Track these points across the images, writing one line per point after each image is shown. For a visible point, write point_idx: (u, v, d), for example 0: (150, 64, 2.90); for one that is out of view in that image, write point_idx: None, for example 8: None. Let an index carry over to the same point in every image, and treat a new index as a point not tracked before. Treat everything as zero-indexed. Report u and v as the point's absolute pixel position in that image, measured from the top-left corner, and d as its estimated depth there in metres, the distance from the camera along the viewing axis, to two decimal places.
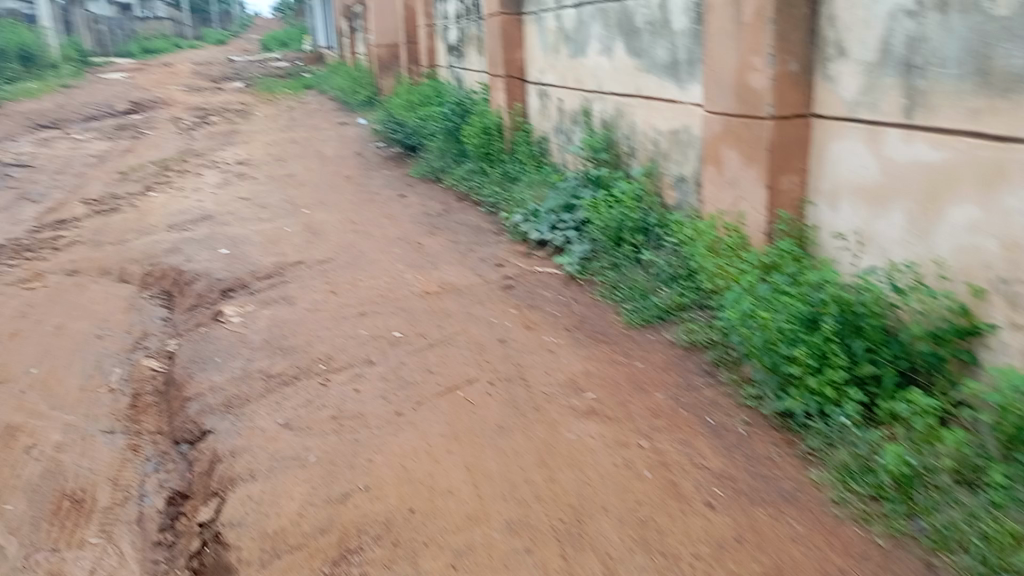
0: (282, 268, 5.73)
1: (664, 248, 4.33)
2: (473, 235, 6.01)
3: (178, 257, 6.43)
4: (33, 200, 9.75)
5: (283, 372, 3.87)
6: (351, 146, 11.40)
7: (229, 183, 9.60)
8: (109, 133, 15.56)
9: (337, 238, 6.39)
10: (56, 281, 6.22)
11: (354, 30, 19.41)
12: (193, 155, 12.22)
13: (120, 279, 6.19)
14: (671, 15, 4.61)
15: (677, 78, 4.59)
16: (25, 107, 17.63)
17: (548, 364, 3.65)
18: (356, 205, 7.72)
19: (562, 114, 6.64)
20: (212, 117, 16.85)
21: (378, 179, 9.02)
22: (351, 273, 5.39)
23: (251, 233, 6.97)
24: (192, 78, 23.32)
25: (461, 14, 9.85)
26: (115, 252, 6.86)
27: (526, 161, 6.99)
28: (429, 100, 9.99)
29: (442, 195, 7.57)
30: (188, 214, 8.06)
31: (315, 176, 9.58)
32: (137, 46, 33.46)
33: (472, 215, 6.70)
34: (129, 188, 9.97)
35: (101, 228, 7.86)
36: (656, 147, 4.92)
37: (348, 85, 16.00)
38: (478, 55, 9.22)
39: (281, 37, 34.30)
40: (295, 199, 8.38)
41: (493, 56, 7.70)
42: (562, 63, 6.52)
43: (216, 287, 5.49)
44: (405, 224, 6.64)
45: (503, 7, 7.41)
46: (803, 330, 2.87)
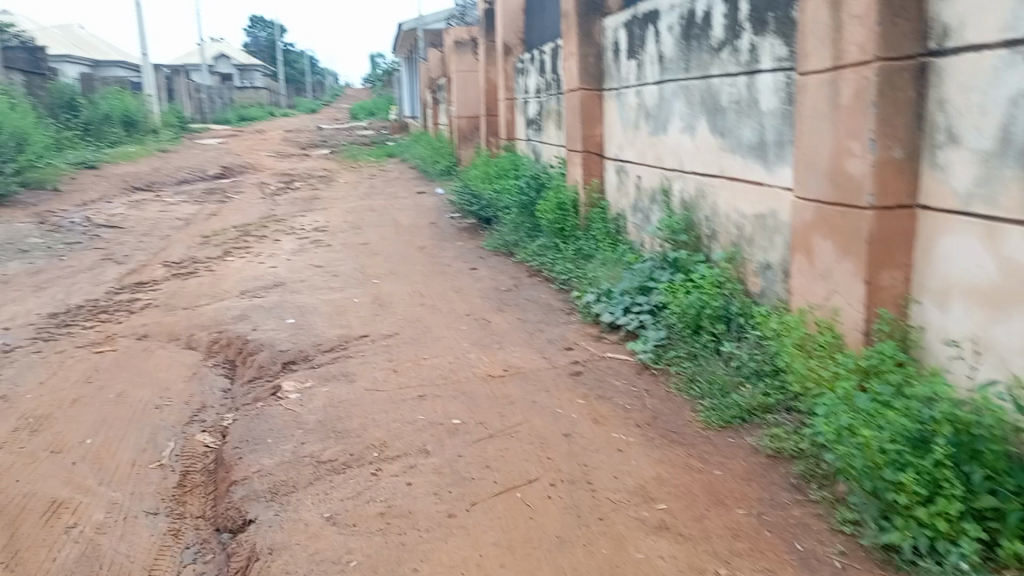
0: (346, 342, 5.59)
1: (746, 340, 4.02)
2: (542, 314, 5.77)
3: (245, 325, 6.39)
4: (118, 261, 10.02)
5: (333, 458, 3.66)
6: (427, 216, 11.41)
7: (304, 250, 9.67)
8: (197, 196, 16.12)
9: (403, 311, 6.26)
10: (126, 346, 6.24)
11: (438, 101, 19.78)
12: (274, 220, 12.47)
13: (186, 346, 6.17)
14: (760, 95, 4.37)
15: (764, 160, 4.33)
16: (123, 170, 18.50)
17: (616, 465, 3.34)
18: (427, 277, 7.61)
19: (640, 191, 6.43)
20: (296, 183, 17.30)
21: (450, 250, 8.93)
22: (414, 349, 5.22)
23: (320, 302, 6.90)
24: (282, 145, 24.17)
25: (541, 88, 9.83)
26: (186, 317, 6.89)
27: (601, 238, 6.78)
28: (506, 173, 9.94)
29: (514, 270, 7.39)
30: (261, 280, 8.10)
31: (389, 245, 9.57)
32: (233, 113, 35.03)
33: (542, 292, 6.48)
34: (209, 252, 10.17)
35: (176, 292, 7.95)
36: (740, 232, 4.65)
37: (429, 154, 16.21)
38: (557, 129, 9.14)
39: (369, 107, 35.43)
40: (366, 268, 8.34)
41: (572, 130, 7.58)
42: (641, 140, 6.34)
43: (278, 359, 5.39)
44: (474, 300, 6.47)
45: (583, 82, 7.31)
46: (910, 452, 2.54)
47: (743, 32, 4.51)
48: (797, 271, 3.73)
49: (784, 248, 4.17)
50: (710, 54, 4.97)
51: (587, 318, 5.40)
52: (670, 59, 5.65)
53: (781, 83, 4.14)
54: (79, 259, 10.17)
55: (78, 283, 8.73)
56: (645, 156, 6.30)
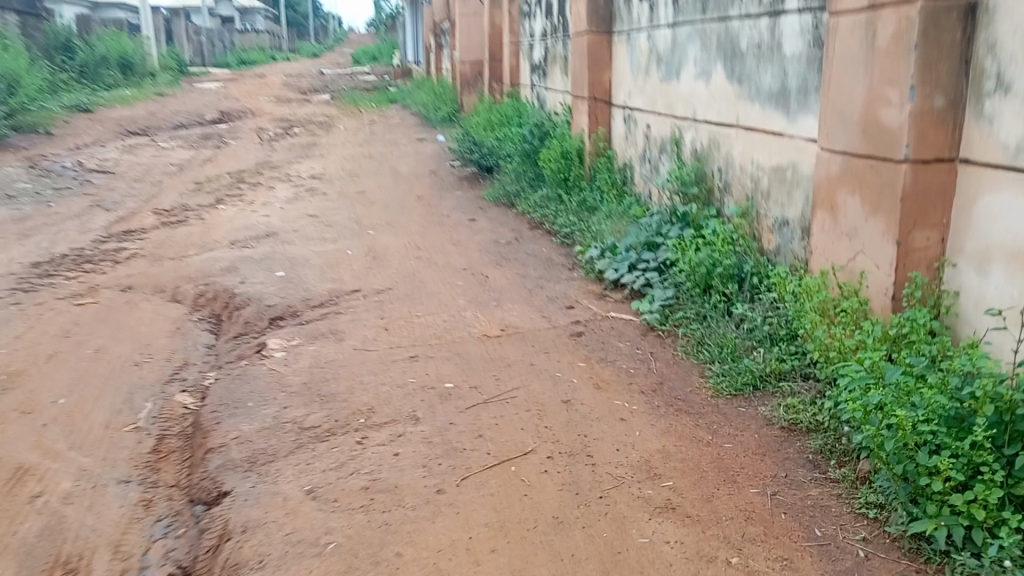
0: (337, 297, 5.34)
1: (761, 302, 3.77)
2: (543, 269, 5.50)
3: (233, 277, 6.13)
4: (107, 208, 9.72)
5: (316, 425, 3.42)
6: (427, 164, 11.06)
7: (299, 199, 9.36)
8: (193, 142, 15.73)
9: (398, 265, 5.98)
10: (109, 299, 6.00)
11: (442, 46, 19.22)
12: (269, 167, 12.13)
13: (171, 300, 5.93)
14: (783, 38, 4.05)
15: (786, 109, 4.03)
16: (118, 113, 18.07)
17: (618, 436, 3.09)
18: (423, 229, 7.32)
19: (649, 141, 6.11)
20: (295, 128, 16.88)
21: (449, 201, 8.61)
22: (407, 306, 4.96)
23: (312, 254, 6.63)
24: (281, 90, 23.63)
25: (547, 32, 9.40)
26: (172, 268, 6.64)
27: (606, 189, 6.49)
28: (509, 120, 9.59)
29: (514, 221, 7.09)
30: (252, 230, 7.83)
31: (386, 194, 9.26)
32: (233, 57, 34.30)
33: (543, 245, 6.20)
34: (201, 200, 9.88)
35: (165, 241, 7.68)
36: (756, 186, 4.37)
37: (432, 101, 15.77)
38: (562, 75, 8.76)
39: (371, 52, 34.67)
40: (362, 218, 8.04)
41: (579, 76, 7.22)
42: (652, 87, 6.01)
43: (265, 315, 5.15)
44: (471, 253, 6.19)
45: (591, 24, 6.91)
46: (945, 432, 2.28)
47: None
48: (819, 228, 3.47)
49: (805, 204, 3.89)
50: None
51: (588, 274, 5.11)
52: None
53: (808, 25, 3.82)
54: (68, 205, 9.88)
55: (65, 230, 8.46)
56: (654, 104, 5.96)
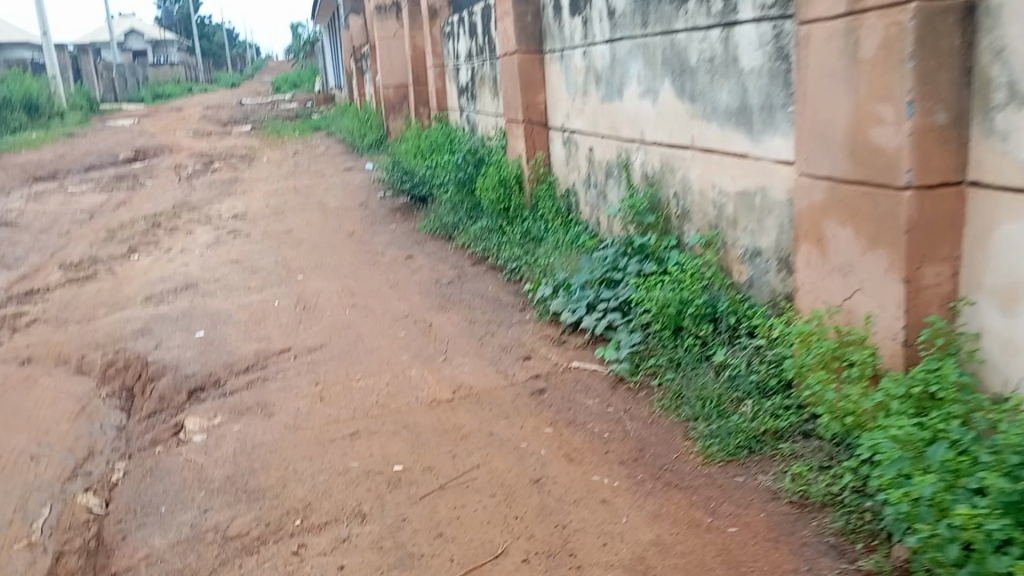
0: (264, 359, 4.79)
1: (743, 347, 3.38)
2: (492, 312, 5.04)
3: (147, 341, 5.51)
4: (8, 266, 8.91)
5: (243, 533, 2.89)
6: (357, 196, 10.51)
7: (220, 243, 8.71)
8: (106, 184, 14.84)
9: (331, 316, 5.45)
10: (4, 377, 5.32)
11: (363, 71, 18.70)
12: (188, 208, 11.42)
13: (77, 373, 5.28)
14: (738, 50, 3.69)
15: (749, 129, 3.66)
16: (23, 158, 17.02)
17: (603, 525, 2.63)
18: (357, 270, 6.80)
19: (593, 166, 5.71)
20: (215, 163, 16.12)
21: (383, 236, 8.10)
22: (343, 366, 4.44)
23: (236, 308, 6.04)
24: (200, 123, 22.73)
25: (473, 53, 8.99)
26: (79, 333, 5.97)
27: (551, 218, 6.10)
28: (440, 147, 9.14)
29: (455, 257, 6.64)
30: (169, 282, 7.18)
31: (315, 232, 8.70)
32: (148, 90, 33.08)
33: (489, 283, 5.75)
34: (113, 249, 9.15)
35: (71, 301, 6.99)
36: (720, 212, 3.98)
37: (357, 127, 15.21)
38: (493, 97, 8.33)
39: (292, 78, 33.86)
40: (289, 261, 7.47)
41: (511, 98, 6.79)
42: (592, 108, 5.62)
43: (183, 388, 4.57)
44: (411, 297, 5.70)
45: (521, 43, 6.49)
46: (1013, 525, 1.86)
47: None
48: (805, 264, 3.10)
49: (780, 232, 3.52)
50: (672, 6, 4.25)
51: (542, 318, 4.67)
52: (623, 13, 4.91)
53: (768, 37, 3.45)
54: None
55: None
56: (597, 126, 5.57)
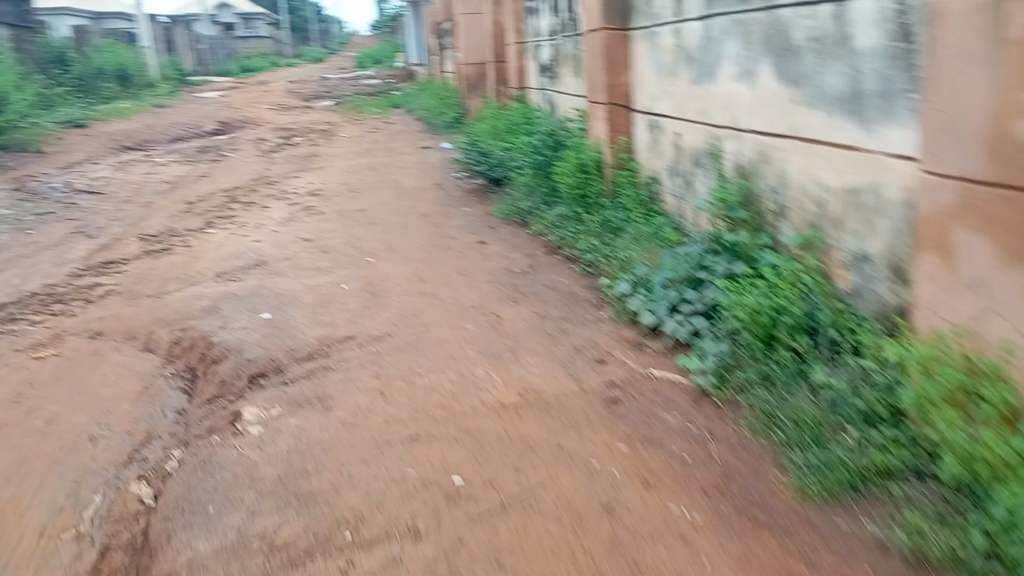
0: (327, 347, 4.62)
1: (846, 366, 3.02)
2: (565, 308, 4.76)
3: (213, 320, 5.42)
4: (90, 235, 9.03)
5: (290, 543, 2.71)
6: (432, 176, 10.32)
7: (294, 220, 8.64)
8: (189, 155, 15.05)
9: (398, 303, 5.26)
10: (73, 350, 5.30)
11: (444, 48, 18.49)
12: (266, 182, 11.43)
13: (143, 349, 5.22)
14: (852, 28, 3.29)
15: (860, 117, 3.26)
16: (113, 127, 17.43)
17: (682, 569, 2.38)
18: (428, 254, 6.60)
19: (679, 153, 5.34)
20: (296, 138, 16.20)
21: (456, 219, 7.88)
22: (407, 359, 4.24)
23: (304, 290, 5.90)
24: (283, 97, 22.95)
25: (555, 30, 8.66)
26: (149, 308, 5.94)
27: (632, 207, 5.70)
28: (518, 128, 8.85)
29: (529, 244, 6.38)
30: (241, 259, 7.13)
31: (388, 212, 8.55)
32: (235, 64, 33.65)
33: (563, 275, 5.47)
34: (190, 222, 9.18)
35: (145, 274, 6.99)
36: (822, 210, 3.60)
37: (436, 105, 15.04)
38: (574, 77, 7.99)
39: (375, 55, 33.98)
40: (361, 242, 7.32)
41: (593, 79, 6.45)
42: (681, 90, 5.24)
43: (244, 373, 4.44)
44: (481, 286, 5.45)
45: (606, 20, 6.14)
46: None
47: None
48: (925, 277, 2.73)
49: (894, 236, 3.12)
50: None
51: (619, 316, 4.37)
52: None
53: (889, 12, 3.04)
54: (48, 231, 9.19)
55: (39, 262, 7.77)
56: (685, 110, 5.19)
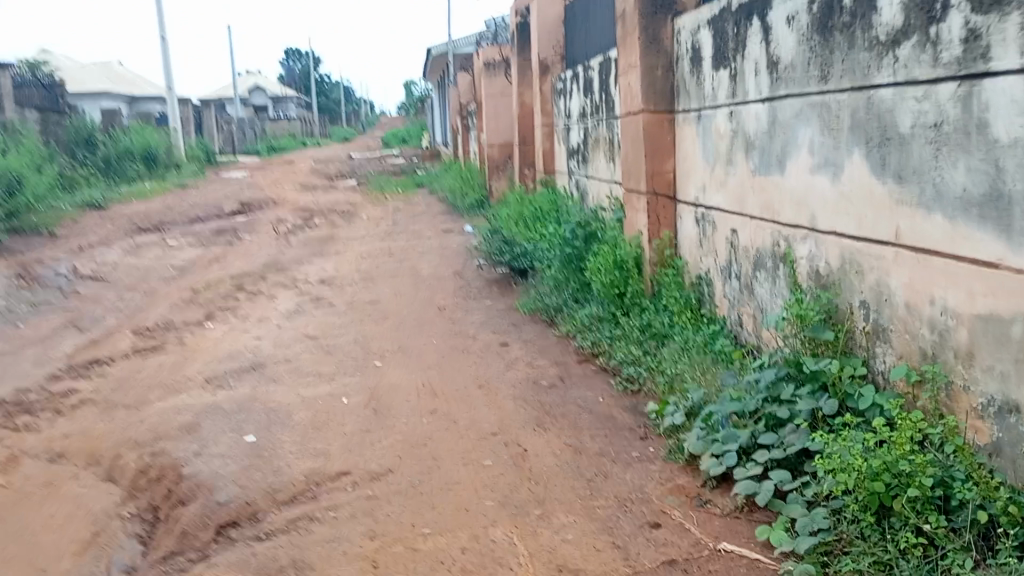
0: (314, 487, 3.82)
1: (1010, 570, 2.16)
2: (605, 441, 3.95)
3: (189, 443, 4.65)
4: (83, 327, 8.38)
5: None
6: (453, 263, 9.64)
7: (300, 312, 7.93)
8: (205, 237, 14.56)
9: (404, 427, 4.46)
10: (25, 479, 4.53)
11: (469, 128, 18.10)
12: (277, 268, 10.81)
13: (104, 480, 4.44)
14: (989, 113, 2.55)
15: (1005, 225, 2.49)
16: (132, 208, 17.08)
17: None
18: (444, 358, 5.83)
19: (737, 252, 4.59)
20: (315, 219, 15.70)
21: (476, 314, 7.14)
22: (410, 509, 3.42)
23: (299, 403, 5.13)
24: (308, 177, 22.70)
25: (587, 111, 8.04)
26: (122, 423, 5.19)
27: (677, 311, 5.06)
28: (546, 215, 8.18)
29: (558, 350, 5.61)
30: (236, 360, 6.39)
31: (403, 304, 7.83)
32: (263, 144, 33.78)
33: (599, 392, 4.67)
34: (191, 314, 8.50)
35: (129, 377, 6.27)
36: (944, 340, 2.80)
37: (460, 186, 14.49)
38: (608, 161, 7.31)
39: (402, 135, 34.03)
40: (370, 341, 6.58)
41: (632, 166, 5.75)
42: (739, 180, 4.51)
43: (211, 523, 3.64)
44: (503, 405, 4.65)
45: (647, 100, 5.43)
46: None
47: (948, 10, 2.69)
48: None
49: None
50: (872, 51, 3.17)
51: (673, 457, 3.55)
52: (791, 64, 3.88)
53: None
54: (39, 324, 8.56)
55: (19, 362, 7.09)
56: (744, 205, 4.46)
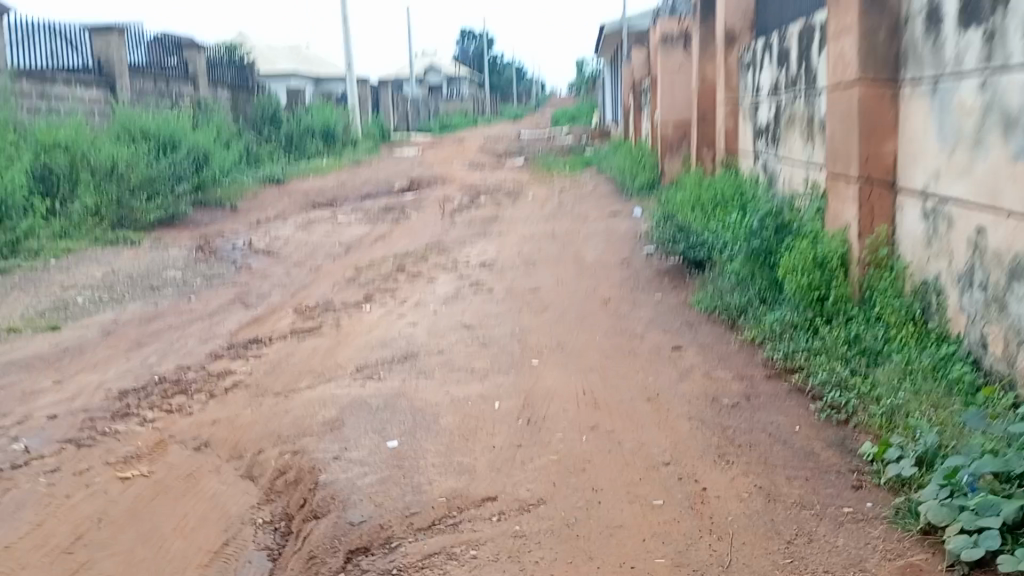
0: (455, 513, 3.35)
1: None
2: (806, 487, 3.23)
3: (330, 443, 4.30)
4: (248, 303, 8.41)
5: None
6: (620, 250, 8.96)
7: (458, 298, 7.55)
8: (374, 214, 14.64)
9: (561, 444, 3.90)
10: (166, 469, 4.30)
11: (641, 105, 17.19)
12: (440, 248, 10.55)
13: (243, 477, 4.16)
14: None
15: None
16: (309, 184, 17.55)
17: None
18: (608, 360, 5.22)
19: (983, 258, 3.69)
20: (481, 198, 15.44)
21: (645, 309, 6.47)
22: (564, 562, 2.89)
23: (447, 404, 4.68)
24: (477, 155, 22.60)
25: (782, 84, 7.11)
26: (268, 413, 4.95)
27: (895, 325, 4.20)
28: (728, 201, 7.35)
29: (741, 359, 4.87)
30: (389, 348, 6.07)
31: (565, 294, 7.27)
32: (437, 122, 34.24)
33: (793, 419, 3.92)
34: (351, 295, 8.34)
35: (282, 361, 6.09)
36: None
37: (630, 165, 13.72)
38: (805, 141, 6.39)
39: (572, 113, 33.44)
40: (528, 335, 6.06)
41: (839, 146, 4.85)
42: (990, 167, 3.58)
43: (340, 546, 3.27)
44: (676, 426, 3.99)
45: (864, 67, 4.51)
46: None
47: None
48: None
49: None
50: None
51: (901, 522, 2.85)
52: None
53: None
54: (209, 298, 8.69)
55: (185, 337, 7.12)
56: (998, 199, 3.53)
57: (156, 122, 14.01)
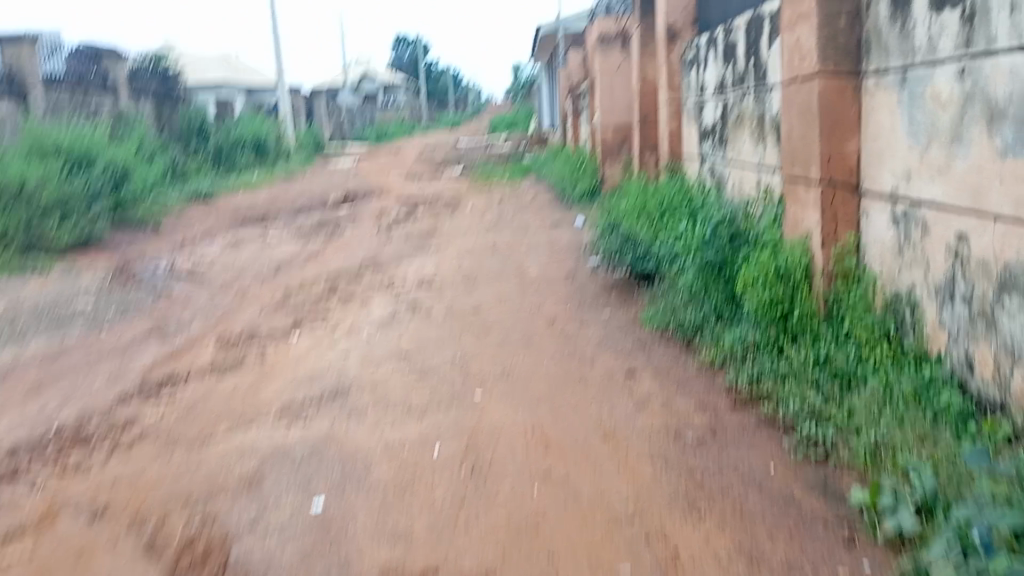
0: None
1: None
2: (792, 545, 2.83)
3: (247, 504, 3.76)
4: (167, 334, 7.74)
5: None
6: (564, 262, 8.55)
7: (395, 321, 7.03)
8: (307, 230, 13.99)
9: (510, 497, 3.43)
10: (53, 547, 3.69)
11: (579, 110, 16.91)
12: (376, 265, 10.01)
13: (144, 551, 3.51)
14: None
15: None
16: (237, 199, 16.78)
17: None
18: (558, 390, 4.78)
19: (966, 267, 3.35)
20: (419, 210, 14.93)
21: (593, 328, 6.05)
22: None
23: (381, 450, 4.17)
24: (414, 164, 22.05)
25: (729, 83, 6.79)
26: (179, 468, 4.37)
27: (867, 343, 3.85)
28: (675, 208, 7.00)
29: (701, 383, 4.47)
30: (318, 383, 5.52)
31: (509, 313, 6.82)
32: (372, 132, 33.54)
33: (766, 455, 3.53)
34: (280, 321, 7.75)
35: (199, 402, 5.49)
36: None
37: (571, 172, 13.38)
38: (755, 144, 6.08)
39: (509, 120, 33.12)
40: (469, 362, 5.58)
41: (798, 148, 4.51)
42: (972, 169, 3.24)
43: None
44: (637, 469, 3.56)
45: (823, 63, 4.17)
46: None
47: None
48: None
49: None
50: None
51: None
52: None
53: None
54: (123, 330, 7.98)
55: (91, 377, 6.44)
56: (983, 202, 3.20)
57: (70, 139, 13.14)
